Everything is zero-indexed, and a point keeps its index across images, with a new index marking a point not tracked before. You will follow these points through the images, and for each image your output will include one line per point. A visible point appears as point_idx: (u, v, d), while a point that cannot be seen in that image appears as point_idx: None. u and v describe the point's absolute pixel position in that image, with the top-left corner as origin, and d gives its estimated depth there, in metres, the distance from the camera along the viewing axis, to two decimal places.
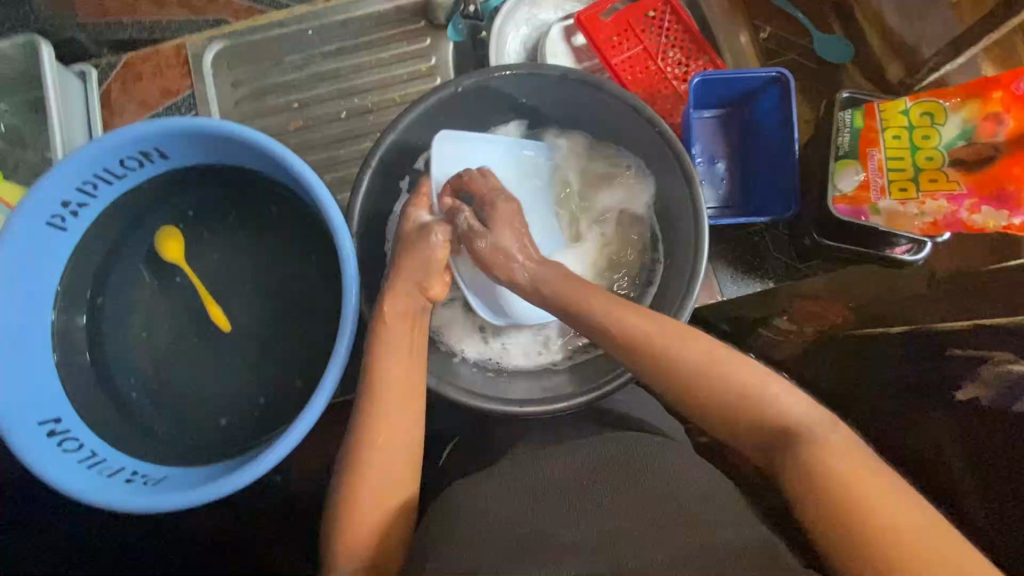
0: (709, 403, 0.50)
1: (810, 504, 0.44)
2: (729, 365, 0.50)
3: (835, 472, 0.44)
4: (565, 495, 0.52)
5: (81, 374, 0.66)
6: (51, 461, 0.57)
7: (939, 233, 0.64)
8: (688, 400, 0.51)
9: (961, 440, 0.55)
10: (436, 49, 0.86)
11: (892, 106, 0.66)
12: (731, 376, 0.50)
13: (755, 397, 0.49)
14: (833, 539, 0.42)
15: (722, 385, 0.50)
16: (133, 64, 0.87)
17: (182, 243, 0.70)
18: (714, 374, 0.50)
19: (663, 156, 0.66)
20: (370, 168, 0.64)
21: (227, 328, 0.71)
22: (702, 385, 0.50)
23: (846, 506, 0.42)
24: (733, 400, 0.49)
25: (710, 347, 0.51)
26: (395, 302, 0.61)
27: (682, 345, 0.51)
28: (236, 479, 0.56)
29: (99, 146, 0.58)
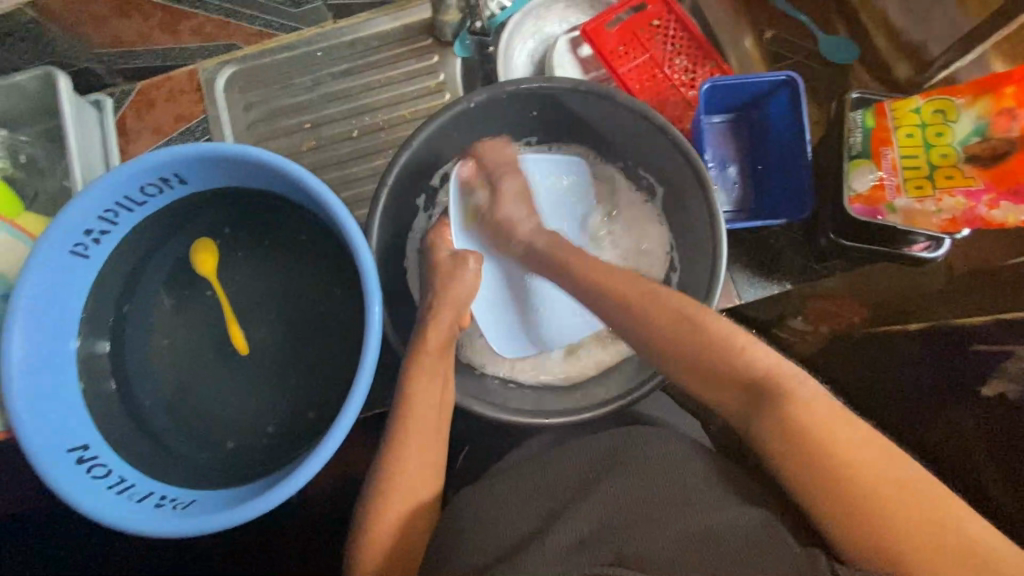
0: (725, 390, 0.51)
1: (824, 504, 0.44)
2: (744, 350, 0.51)
3: (855, 469, 0.43)
4: (581, 498, 0.51)
5: (106, 399, 0.66)
6: (82, 489, 0.57)
7: (958, 229, 0.63)
8: (706, 387, 0.52)
9: (987, 434, 0.55)
10: (444, 66, 0.87)
11: (903, 104, 0.66)
12: (748, 363, 0.50)
13: (772, 387, 0.48)
14: (851, 537, 0.42)
15: (736, 372, 0.50)
16: (147, 92, 0.89)
17: (216, 256, 0.72)
18: (731, 362, 0.50)
19: (677, 162, 0.67)
20: (386, 186, 0.65)
21: (244, 351, 0.72)
22: (719, 374, 0.51)
23: (867, 503, 0.42)
24: (749, 388, 0.49)
25: (726, 330, 0.52)
26: (430, 329, 0.63)
27: (699, 334, 0.53)
28: (266, 501, 0.56)
29: (122, 173, 0.59)
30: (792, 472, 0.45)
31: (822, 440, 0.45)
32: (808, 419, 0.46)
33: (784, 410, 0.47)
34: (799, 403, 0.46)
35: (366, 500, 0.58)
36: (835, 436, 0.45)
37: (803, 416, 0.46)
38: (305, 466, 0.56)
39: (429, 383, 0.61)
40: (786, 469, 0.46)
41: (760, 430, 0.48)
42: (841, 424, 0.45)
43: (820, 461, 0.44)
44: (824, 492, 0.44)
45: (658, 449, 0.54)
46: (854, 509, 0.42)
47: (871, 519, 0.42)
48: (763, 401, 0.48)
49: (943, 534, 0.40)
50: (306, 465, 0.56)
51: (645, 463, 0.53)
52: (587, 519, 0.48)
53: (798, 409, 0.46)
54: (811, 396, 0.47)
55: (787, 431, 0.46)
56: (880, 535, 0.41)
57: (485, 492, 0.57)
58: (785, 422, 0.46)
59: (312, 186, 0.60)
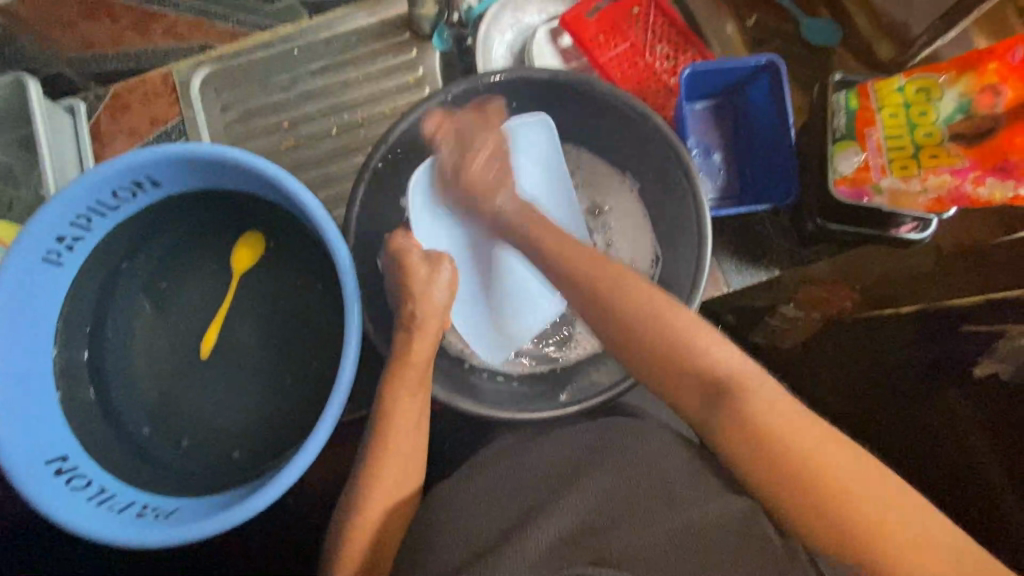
0: (686, 387, 0.50)
1: (810, 515, 0.44)
2: (706, 348, 0.50)
3: (840, 478, 0.44)
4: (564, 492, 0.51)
5: (84, 410, 0.65)
6: (59, 500, 0.56)
7: (945, 208, 0.64)
8: (665, 384, 0.51)
9: (982, 416, 0.55)
10: (422, 60, 0.86)
11: (885, 84, 0.65)
12: (708, 361, 0.49)
13: (734, 389, 0.48)
14: (825, 536, 0.43)
15: (698, 370, 0.49)
16: (120, 94, 0.87)
17: (252, 254, 0.71)
18: (691, 359, 0.50)
19: (660, 149, 0.65)
20: (363, 182, 0.63)
21: (206, 355, 0.70)
22: (678, 369, 0.50)
23: (855, 513, 0.43)
24: (710, 386, 0.49)
25: (690, 329, 0.51)
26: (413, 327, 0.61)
27: (657, 333, 0.51)
28: (249, 507, 0.55)
29: (93, 178, 0.57)
30: (772, 482, 0.45)
31: (799, 446, 0.45)
32: (774, 419, 0.46)
33: (750, 410, 0.47)
34: (764, 402, 0.47)
35: (349, 503, 0.57)
36: (810, 445, 0.45)
37: (767, 417, 0.46)
38: (289, 471, 0.54)
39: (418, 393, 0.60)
40: (754, 464, 0.46)
41: (730, 436, 0.47)
42: (813, 429, 0.46)
43: (799, 470, 0.44)
44: (810, 500, 0.44)
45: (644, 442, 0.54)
46: (845, 519, 0.43)
47: (862, 525, 0.42)
48: (724, 402, 0.48)
49: (926, 538, 0.42)
50: (290, 467, 0.55)
51: (633, 459, 0.52)
52: (573, 516, 0.47)
53: (765, 412, 0.46)
54: (775, 395, 0.47)
55: (756, 429, 0.46)
56: (866, 545, 0.42)
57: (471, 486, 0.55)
58: (751, 425, 0.46)
59: (287, 186, 0.59)
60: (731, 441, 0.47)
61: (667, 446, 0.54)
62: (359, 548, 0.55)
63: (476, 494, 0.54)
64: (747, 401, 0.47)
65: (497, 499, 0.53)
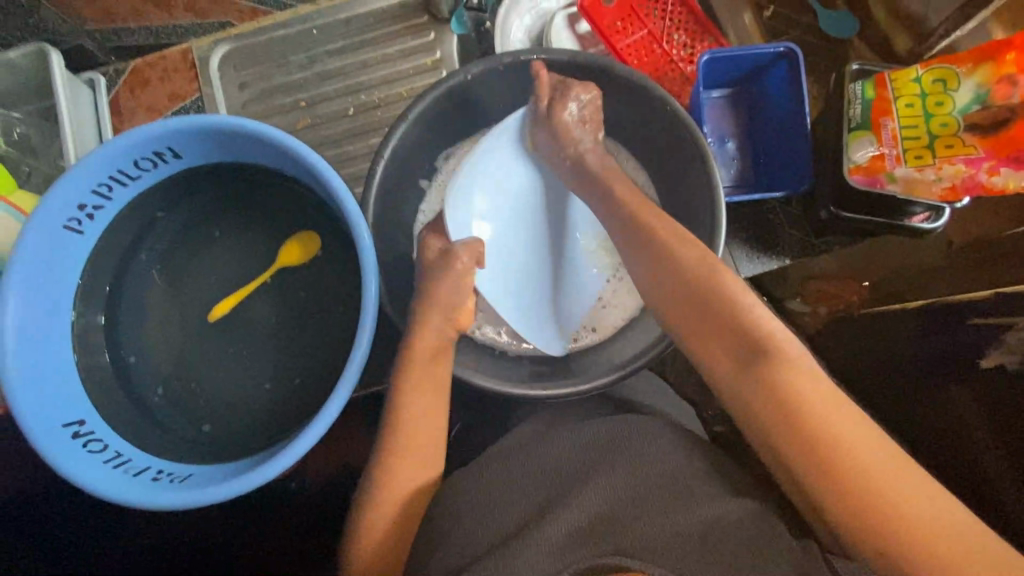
0: (722, 348, 0.50)
1: (814, 484, 0.44)
2: (752, 306, 0.51)
3: (851, 451, 0.44)
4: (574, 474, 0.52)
5: (101, 377, 0.66)
6: (76, 461, 0.57)
7: (958, 198, 0.64)
8: (704, 341, 0.52)
9: (990, 413, 0.54)
10: (440, 43, 0.87)
11: (902, 74, 0.66)
12: (754, 320, 0.50)
13: (770, 350, 0.48)
14: (839, 514, 0.44)
15: (739, 331, 0.50)
16: (140, 70, 0.87)
17: (302, 251, 0.72)
18: (734, 310, 0.51)
19: (675, 134, 0.66)
20: (382, 159, 0.64)
21: (213, 315, 0.71)
22: (722, 325, 0.51)
23: (856, 486, 0.43)
24: (745, 346, 0.49)
25: (738, 287, 0.52)
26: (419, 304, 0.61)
27: (704, 284, 0.53)
28: (261, 474, 0.56)
29: (116, 145, 0.58)
30: (786, 449, 0.46)
31: (816, 415, 0.45)
32: (802, 385, 0.46)
33: (783, 375, 0.47)
34: (795, 370, 0.47)
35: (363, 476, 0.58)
36: (829, 415, 0.45)
37: (799, 385, 0.46)
38: (300, 440, 0.55)
39: (427, 377, 0.61)
40: (777, 432, 0.46)
41: (755, 399, 0.48)
42: (835, 405, 0.46)
43: (813, 438, 0.45)
44: (816, 469, 0.44)
45: (656, 430, 0.55)
46: (843, 492, 0.43)
47: (860, 504, 0.43)
48: (754, 363, 0.48)
49: (926, 528, 0.41)
50: (300, 440, 0.55)
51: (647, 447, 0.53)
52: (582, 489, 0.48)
53: (794, 380, 0.47)
54: (811, 367, 0.48)
55: (785, 396, 0.46)
56: (880, 528, 0.42)
57: (481, 465, 0.57)
58: (779, 392, 0.47)
59: (307, 160, 0.60)
60: (759, 404, 0.48)
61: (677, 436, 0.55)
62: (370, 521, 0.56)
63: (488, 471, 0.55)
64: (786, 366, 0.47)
65: (508, 479, 0.54)
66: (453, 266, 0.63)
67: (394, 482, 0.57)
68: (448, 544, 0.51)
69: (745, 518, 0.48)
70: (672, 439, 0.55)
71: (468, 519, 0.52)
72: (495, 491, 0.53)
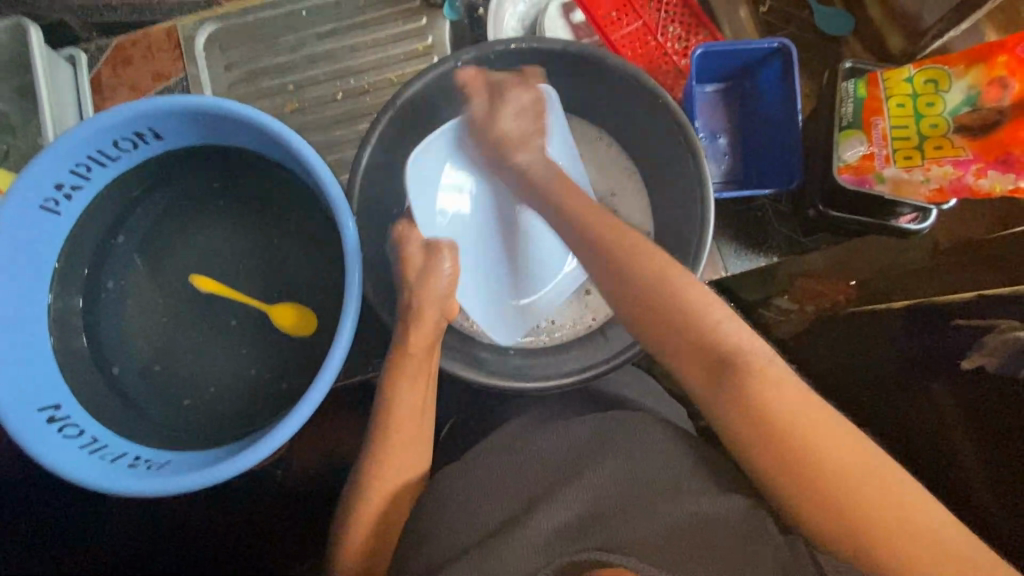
0: (695, 361, 0.49)
1: (796, 495, 0.45)
2: (718, 323, 0.49)
3: (832, 463, 0.44)
4: (561, 472, 0.52)
5: (77, 361, 0.64)
6: (51, 446, 0.56)
7: (945, 199, 0.64)
8: (673, 354, 0.50)
9: (971, 417, 0.54)
10: (432, 28, 0.85)
11: (895, 74, 0.65)
12: (723, 333, 0.49)
13: (746, 368, 0.47)
14: (818, 519, 0.44)
15: (708, 338, 0.49)
16: (123, 47, 0.85)
17: (295, 318, 0.69)
18: (700, 335, 0.49)
19: (666, 128, 0.66)
20: (368, 147, 0.63)
21: (193, 276, 0.69)
22: (687, 341, 0.49)
23: (844, 504, 0.43)
24: (718, 362, 0.48)
25: (705, 304, 0.50)
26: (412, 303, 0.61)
27: (673, 317, 0.50)
28: (242, 461, 0.55)
29: (93, 125, 0.56)
30: (776, 473, 0.45)
31: (796, 429, 0.45)
32: (778, 404, 0.45)
33: (747, 387, 0.46)
34: (763, 381, 0.46)
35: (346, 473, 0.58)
36: (799, 425, 0.45)
37: (767, 398, 0.46)
38: (284, 424, 0.54)
39: (416, 367, 0.61)
40: (753, 447, 0.46)
41: (736, 425, 0.47)
42: (808, 413, 0.45)
43: (805, 456, 0.44)
44: (803, 490, 0.44)
45: (643, 435, 0.55)
46: (825, 502, 0.44)
47: (845, 517, 0.43)
48: (727, 379, 0.47)
49: (908, 532, 0.42)
50: (283, 426, 0.55)
51: (630, 448, 0.53)
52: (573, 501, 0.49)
53: (768, 392, 0.46)
54: (776, 372, 0.47)
55: (759, 412, 0.46)
56: (857, 533, 0.43)
57: (464, 466, 0.57)
58: (754, 413, 0.46)
59: (292, 144, 0.59)
60: (729, 419, 0.47)
61: (658, 435, 0.56)
62: (359, 516, 0.56)
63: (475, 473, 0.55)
64: (752, 380, 0.46)
65: (497, 482, 0.53)
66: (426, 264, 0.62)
67: (383, 478, 0.58)
68: (435, 541, 0.51)
69: (724, 519, 0.48)
70: (656, 441, 0.55)
71: (456, 516, 0.52)
72: (485, 489, 0.53)
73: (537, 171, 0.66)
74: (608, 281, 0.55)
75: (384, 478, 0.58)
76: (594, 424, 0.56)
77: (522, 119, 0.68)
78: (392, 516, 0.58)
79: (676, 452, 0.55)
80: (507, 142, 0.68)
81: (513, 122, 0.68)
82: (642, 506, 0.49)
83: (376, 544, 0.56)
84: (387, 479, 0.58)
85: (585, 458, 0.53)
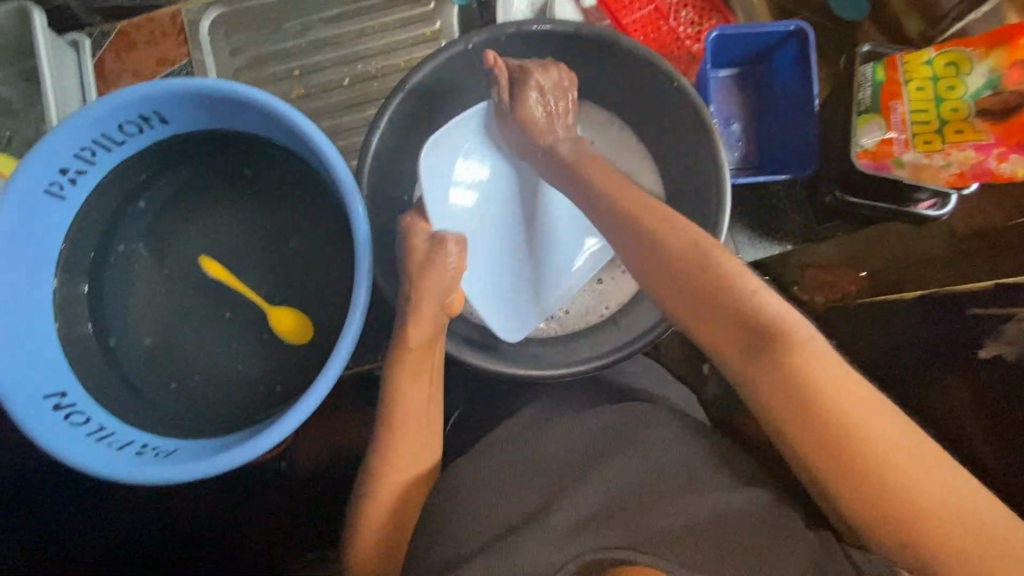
0: (731, 334, 0.46)
1: (842, 486, 0.42)
2: (755, 291, 0.47)
3: (876, 447, 0.41)
4: (576, 464, 0.52)
5: (84, 349, 0.64)
6: (57, 434, 0.55)
7: (966, 184, 0.63)
8: (708, 328, 0.48)
9: (984, 409, 0.54)
10: (440, 13, 0.84)
11: (914, 57, 0.64)
12: (761, 308, 0.46)
13: (784, 340, 0.44)
14: (866, 513, 0.41)
15: (747, 312, 0.46)
16: (127, 33, 0.84)
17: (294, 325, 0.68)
18: (738, 304, 0.46)
19: (681, 112, 0.65)
20: (377, 131, 0.62)
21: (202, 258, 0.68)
22: (723, 316, 0.47)
23: (895, 497, 0.40)
24: (757, 336, 0.45)
25: (740, 275, 0.48)
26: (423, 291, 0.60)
27: (710, 291, 0.48)
28: (250, 449, 0.54)
29: (99, 108, 0.55)
30: (816, 455, 0.42)
31: (845, 411, 0.42)
32: (823, 375, 0.42)
33: (790, 362, 0.43)
34: (810, 356, 0.43)
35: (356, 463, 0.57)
36: (851, 408, 0.42)
37: (813, 374, 0.43)
38: (294, 412, 0.54)
39: (416, 361, 0.60)
40: (798, 427, 0.43)
41: (774, 396, 0.43)
42: (858, 395, 0.42)
43: (847, 439, 0.41)
44: (849, 478, 0.41)
45: (659, 424, 0.54)
46: (874, 495, 0.41)
47: (896, 511, 0.40)
48: (767, 352, 0.44)
49: (948, 529, 0.39)
50: (292, 414, 0.54)
51: (645, 436, 0.53)
52: (592, 493, 0.48)
53: (812, 368, 0.43)
54: (822, 348, 0.44)
55: (804, 389, 0.43)
56: (907, 528, 0.40)
57: (475, 456, 0.56)
58: (799, 389, 0.43)
59: (300, 127, 0.58)
60: (769, 395, 0.44)
61: (673, 423, 0.55)
62: (373, 508, 0.56)
63: (490, 464, 0.54)
64: (796, 354, 0.43)
65: (511, 473, 0.53)
66: (437, 252, 0.61)
67: (394, 468, 0.57)
68: (451, 533, 0.50)
69: (742, 508, 0.48)
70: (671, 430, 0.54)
71: (468, 506, 0.51)
72: (499, 479, 0.52)
73: (563, 150, 0.65)
74: (647, 252, 0.53)
75: (400, 472, 0.57)
76: (610, 417, 0.55)
77: (551, 107, 0.65)
78: (404, 511, 0.57)
79: (692, 440, 0.54)
80: (532, 129, 0.66)
81: (541, 113, 0.65)
82: (658, 494, 0.48)
83: (388, 537, 0.56)
84: (397, 468, 0.57)
85: (600, 450, 0.52)
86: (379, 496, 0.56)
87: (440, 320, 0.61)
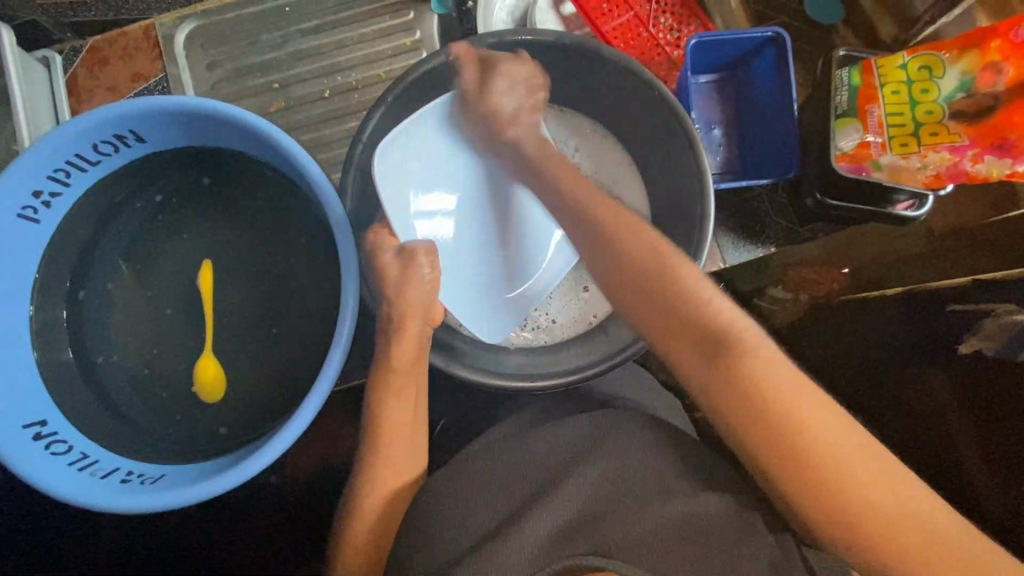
0: (684, 346, 0.46)
1: (811, 502, 0.42)
2: (709, 304, 0.46)
3: (839, 462, 0.41)
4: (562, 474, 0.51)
5: (64, 376, 0.62)
6: (37, 464, 0.54)
7: (942, 185, 0.65)
8: (666, 341, 0.48)
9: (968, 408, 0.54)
10: (421, 23, 0.83)
11: (889, 61, 0.66)
12: (715, 314, 0.46)
13: (733, 347, 0.44)
14: (831, 526, 0.42)
15: (702, 322, 0.46)
16: (100, 47, 0.82)
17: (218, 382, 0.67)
18: (696, 318, 0.46)
19: (664, 118, 0.65)
20: (359, 143, 0.62)
21: (209, 263, 0.68)
22: (683, 324, 0.46)
23: (860, 512, 0.41)
24: (708, 339, 0.45)
25: (694, 281, 0.48)
26: (410, 308, 0.60)
27: (665, 298, 0.47)
28: (235, 475, 0.53)
29: (72, 130, 0.54)
30: (783, 472, 0.43)
31: (804, 431, 0.42)
32: (776, 389, 0.43)
33: (741, 369, 0.44)
34: (763, 360, 0.44)
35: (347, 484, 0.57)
36: (809, 422, 0.42)
37: (767, 381, 0.43)
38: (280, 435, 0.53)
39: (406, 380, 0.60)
40: (759, 443, 0.43)
41: (732, 419, 0.44)
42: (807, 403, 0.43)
43: (810, 463, 0.42)
44: (815, 498, 0.42)
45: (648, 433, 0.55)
46: (842, 510, 0.41)
47: (866, 526, 0.41)
48: (723, 360, 0.44)
49: (920, 530, 0.40)
50: (278, 435, 0.53)
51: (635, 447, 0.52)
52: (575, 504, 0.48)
53: (758, 375, 0.43)
54: (771, 355, 0.44)
55: (753, 398, 0.43)
56: (876, 542, 0.41)
57: (451, 468, 0.55)
58: (747, 390, 0.43)
59: (280, 144, 0.57)
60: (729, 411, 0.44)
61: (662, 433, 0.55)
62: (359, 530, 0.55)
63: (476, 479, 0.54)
64: (751, 365, 0.44)
65: (496, 492, 0.52)
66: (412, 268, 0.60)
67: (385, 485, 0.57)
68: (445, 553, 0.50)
69: (726, 514, 0.48)
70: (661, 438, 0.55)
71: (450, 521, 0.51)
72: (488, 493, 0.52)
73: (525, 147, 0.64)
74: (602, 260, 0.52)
75: (385, 492, 0.57)
76: (595, 426, 0.55)
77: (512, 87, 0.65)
78: (388, 529, 0.57)
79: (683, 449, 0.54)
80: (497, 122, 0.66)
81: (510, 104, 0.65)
82: (649, 505, 0.48)
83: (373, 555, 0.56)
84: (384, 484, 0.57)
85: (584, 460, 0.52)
86: (368, 514, 0.56)
87: (423, 339, 0.61)
